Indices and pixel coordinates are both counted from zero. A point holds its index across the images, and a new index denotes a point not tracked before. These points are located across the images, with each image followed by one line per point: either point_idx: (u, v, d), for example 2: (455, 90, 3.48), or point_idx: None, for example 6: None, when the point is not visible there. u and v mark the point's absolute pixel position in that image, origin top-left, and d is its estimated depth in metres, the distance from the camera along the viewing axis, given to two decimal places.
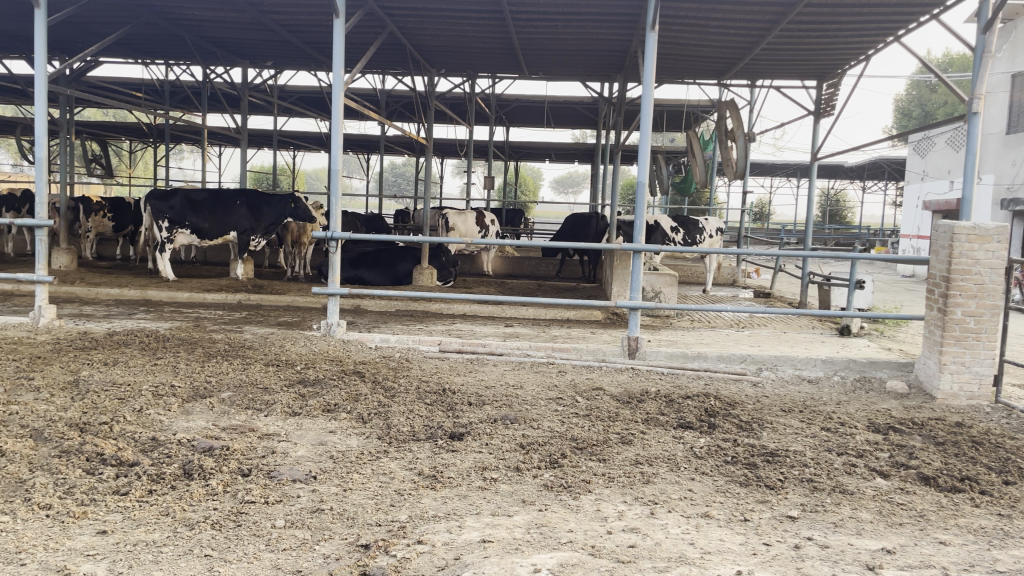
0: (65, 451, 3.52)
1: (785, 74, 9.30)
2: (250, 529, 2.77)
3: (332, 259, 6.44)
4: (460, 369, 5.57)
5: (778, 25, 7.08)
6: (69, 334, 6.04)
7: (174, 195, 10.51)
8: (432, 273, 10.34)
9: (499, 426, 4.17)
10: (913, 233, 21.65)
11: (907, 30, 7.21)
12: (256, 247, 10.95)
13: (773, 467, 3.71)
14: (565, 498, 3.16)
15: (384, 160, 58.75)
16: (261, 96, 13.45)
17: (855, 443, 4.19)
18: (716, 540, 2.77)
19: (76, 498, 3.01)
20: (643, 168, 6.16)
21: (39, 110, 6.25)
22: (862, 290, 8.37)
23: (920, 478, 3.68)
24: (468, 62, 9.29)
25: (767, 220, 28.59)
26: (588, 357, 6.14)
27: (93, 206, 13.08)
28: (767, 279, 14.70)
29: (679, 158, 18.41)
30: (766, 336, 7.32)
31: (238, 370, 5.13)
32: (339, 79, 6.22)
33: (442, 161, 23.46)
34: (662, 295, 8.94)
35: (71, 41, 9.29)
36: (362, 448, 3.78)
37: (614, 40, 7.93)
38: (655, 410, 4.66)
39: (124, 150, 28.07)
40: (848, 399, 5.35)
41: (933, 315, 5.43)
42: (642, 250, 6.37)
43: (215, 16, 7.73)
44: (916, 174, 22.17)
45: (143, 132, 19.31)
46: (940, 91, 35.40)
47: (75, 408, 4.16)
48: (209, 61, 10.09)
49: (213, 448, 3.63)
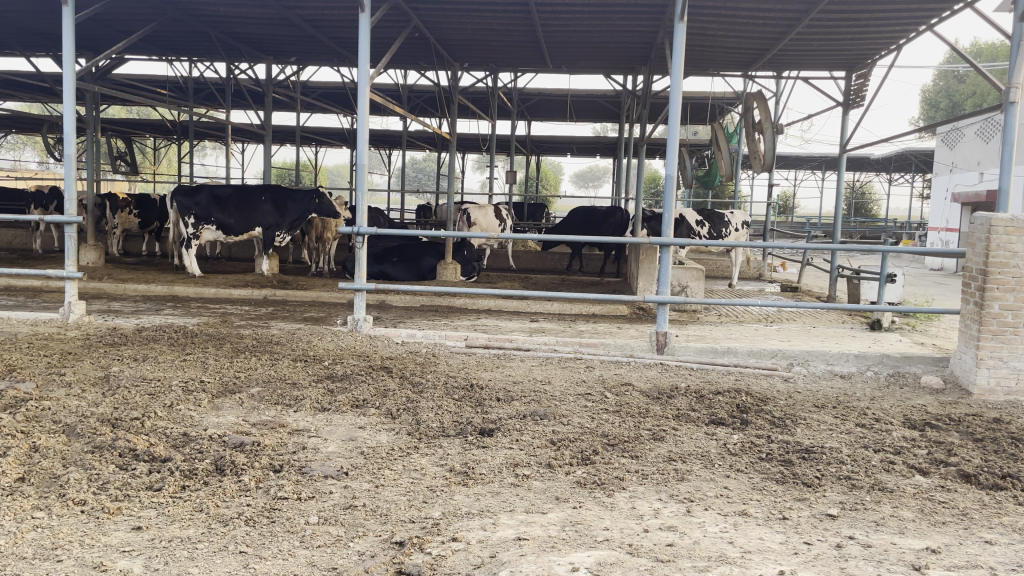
0: (98, 447, 3.53)
1: (813, 65, 9.16)
2: (283, 526, 2.76)
3: (358, 255, 6.44)
4: (487, 364, 5.54)
5: (807, 15, 6.98)
6: (99, 330, 6.08)
7: (200, 191, 10.57)
8: (456, 268, 10.33)
9: (529, 422, 4.14)
10: (942, 226, 21.33)
11: (940, 19, 7.06)
12: (280, 242, 10.99)
13: (809, 464, 3.65)
14: (600, 495, 3.12)
15: (405, 155, 58.86)
16: (284, 93, 13.50)
17: (892, 440, 4.11)
18: (755, 539, 2.72)
19: (110, 495, 3.01)
20: (671, 161, 6.08)
21: (67, 107, 6.29)
22: (893, 284, 8.24)
23: (960, 476, 3.59)
24: (492, 55, 9.24)
25: (792, 213, 28.28)
26: (616, 352, 6.08)
27: (119, 203, 13.20)
28: (793, 273, 14.54)
29: (702, 152, 18.24)
30: (795, 330, 7.24)
31: (267, 366, 5.13)
32: (365, 74, 6.20)
33: (464, 156, 23.43)
34: (689, 289, 8.87)
35: (97, 39, 9.35)
36: (393, 443, 3.76)
37: (640, 32, 7.86)
38: (686, 406, 4.61)
39: (149, 147, 28.31)
40: (882, 394, 5.26)
41: (969, 309, 5.32)
42: (670, 245, 6.29)
43: (240, 12, 7.75)
44: (945, 166, 21.82)
45: (167, 129, 19.47)
46: (969, 82, 34.79)
47: (106, 404, 4.17)
48: (234, 58, 10.12)
49: (244, 444, 3.63)
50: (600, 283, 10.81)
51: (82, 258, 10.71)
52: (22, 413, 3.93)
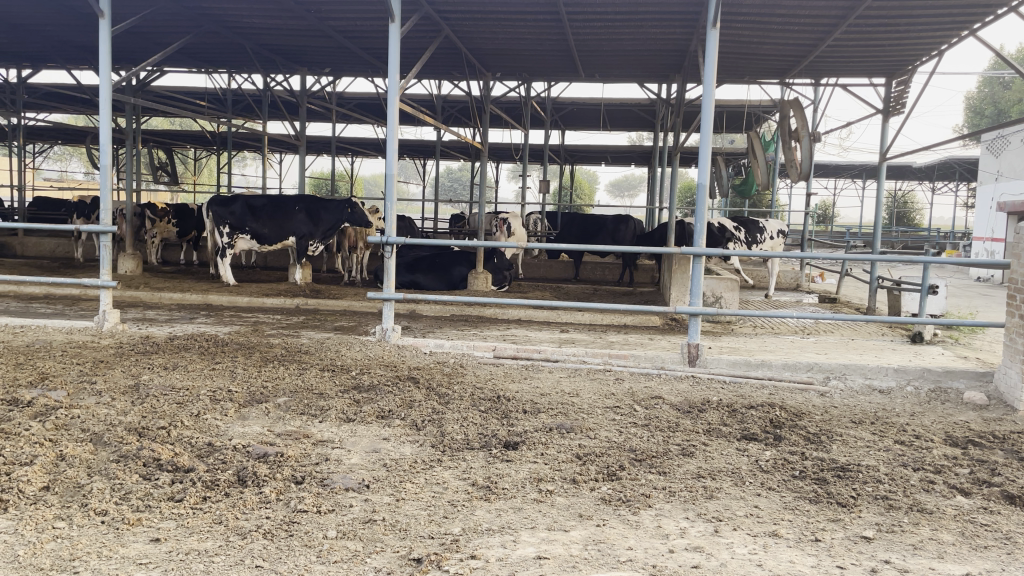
0: (123, 456, 3.54)
1: (852, 71, 8.97)
2: (301, 540, 2.72)
3: (387, 264, 6.42)
4: (514, 375, 5.49)
5: (845, 21, 6.83)
6: (132, 338, 6.15)
7: (235, 201, 10.70)
8: (488, 277, 10.30)
9: (555, 435, 4.07)
10: (988, 235, 20.79)
11: (984, 24, 6.87)
12: (314, 252, 11.07)
13: (844, 482, 3.52)
14: (624, 513, 3.04)
15: (440, 165, 59.25)
16: (320, 104, 13.61)
17: (932, 458, 3.97)
18: (785, 562, 2.62)
19: (132, 505, 3.00)
20: (704, 170, 5.96)
21: (103, 119, 6.39)
22: (935, 296, 8.00)
23: (1004, 497, 3.44)
24: (524, 64, 9.22)
25: (831, 222, 27.85)
26: (646, 364, 5.97)
27: (159, 213, 13.46)
28: (833, 284, 14.26)
29: (739, 160, 18.02)
30: (832, 343, 7.06)
31: (294, 375, 5.13)
32: (395, 84, 6.18)
33: (497, 166, 23.45)
34: (723, 300, 8.72)
35: (136, 51, 9.51)
36: (416, 456, 3.72)
37: (673, 40, 7.77)
38: (717, 420, 4.50)
39: (190, 157, 28.79)
40: (923, 410, 5.09)
41: (1014, 322, 5.13)
42: (703, 255, 6.17)
43: (274, 24, 7.82)
44: (990, 174, 21.28)
45: (206, 140, 19.78)
46: (1015, 87, 33.96)
47: (135, 412, 4.20)
48: (269, 69, 10.24)
49: (268, 454, 3.62)
50: (633, 294, 10.69)
51: (120, 267, 10.89)
52: (52, 422, 3.96)
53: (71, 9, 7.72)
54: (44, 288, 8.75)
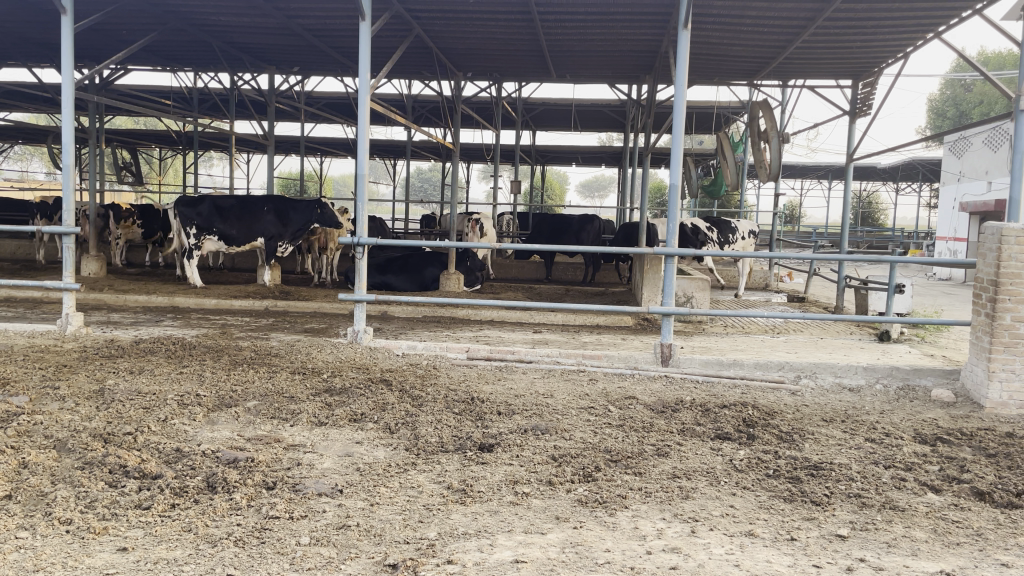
0: (87, 463, 3.45)
1: (819, 73, 9.07)
2: (273, 547, 2.67)
3: (358, 266, 6.35)
4: (488, 376, 5.46)
5: (813, 23, 6.90)
6: (96, 342, 6.01)
7: (202, 201, 10.53)
8: (460, 278, 10.26)
9: (530, 437, 4.04)
10: (951, 235, 21.18)
11: (948, 26, 6.97)
12: (283, 253, 10.94)
13: (818, 481, 3.54)
14: (601, 515, 3.02)
15: (410, 166, 59.00)
16: (289, 103, 13.45)
17: (902, 455, 4.01)
18: (763, 561, 2.62)
19: (98, 513, 2.92)
20: (675, 171, 5.97)
21: (66, 117, 6.23)
22: (902, 295, 8.11)
23: (974, 493, 3.48)
24: (495, 65, 9.20)
25: (798, 222, 28.13)
26: (620, 364, 5.97)
27: (124, 214, 13.15)
28: (801, 283, 14.43)
29: (708, 161, 18.16)
30: (803, 342, 7.13)
31: (264, 379, 5.05)
32: (366, 83, 6.11)
33: (468, 166, 23.37)
34: (695, 300, 8.76)
35: (99, 48, 9.32)
36: (390, 459, 3.67)
37: (644, 41, 7.79)
38: (691, 420, 4.51)
39: (155, 158, 28.31)
40: (892, 408, 5.14)
41: (980, 320, 5.21)
42: (674, 255, 6.18)
43: (242, 21, 7.70)
44: (953, 175, 21.67)
45: (172, 139, 19.45)
46: (976, 89, 34.60)
47: (99, 418, 4.10)
48: (236, 67, 10.09)
49: (238, 460, 3.55)
50: (605, 294, 10.70)
51: (84, 269, 10.67)
52: (13, 428, 3.85)
53: (32, 5, 7.54)
54: (5, 292, 8.53)
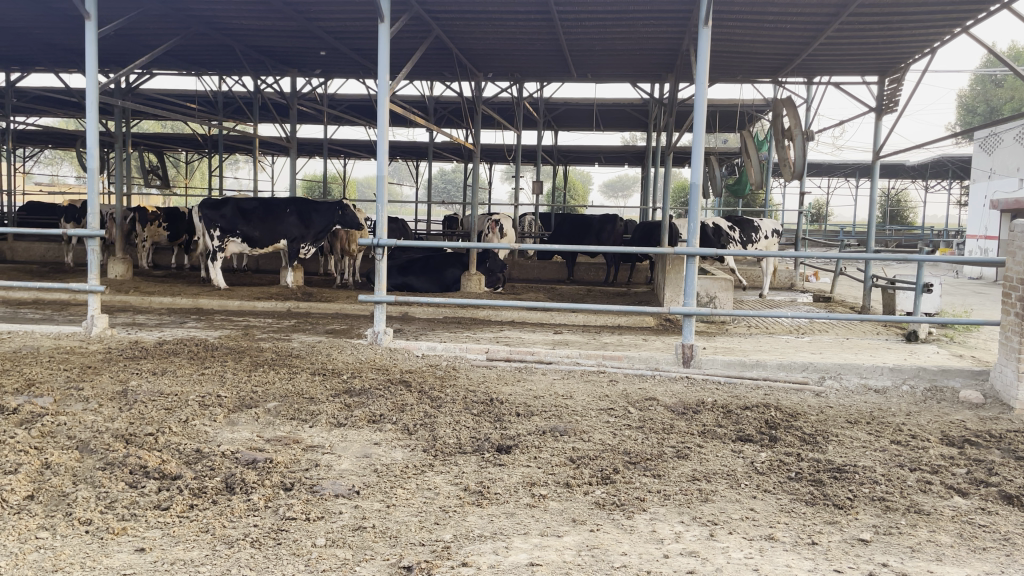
0: (109, 464, 3.49)
1: (844, 69, 8.95)
2: (289, 548, 2.67)
3: (378, 267, 6.36)
4: (507, 377, 5.44)
5: (837, 18, 6.81)
6: (121, 343, 6.08)
7: (226, 204, 10.63)
8: (481, 279, 10.26)
9: (548, 438, 4.02)
10: (981, 233, 20.82)
11: (976, 20, 6.84)
12: (306, 254, 11.00)
13: (841, 484, 3.48)
14: (618, 518, 3.00)
15: (434, 167, 59.22)
16: (311, 105, 13.53)
17: (928, 458, 3.93)
18: (782, 566, 2.58)
19: (117, 514, 2.95)
20: (696, 169, 5.90)
21: (90, 122, 6.30)
22: (929, 294, 7.97)
23: (1002, 497, 3.40)
24: (515, 65, 9.19)
25: (825, 221, 27.79)
26: (640, 365, 5.93)
27: (150, 216, 13.30)
28: (827, 283, 14.25)
29: (732, 160, 18.00)
30: (827, 342, 7.03)
31: (285, 380, 5.07)
32: (384, 85, 6.11)
33: (490, 166, 23.37)
34: (718, 300, 8.69)
35: (124, 53, 9.43)
36: (407, 461, 3.67)
37: (665, 39, 7.73)
38: (712, 421, 4.46)
39: (182, 161, 28.63)
40: (919, 409, 5.05)
41: (1010, 320, 5.11)
42: (696, 254, 6.11)
43: (263, 25, 7.75)
44: (983, 172, 21.31)
45: (197, 143, 19.64)
46: (1008, 84, 33.97)
47: (122, 419, 4.14)
48: (259, 70, 10.17)
49: (257, 461, 3.56)
50: (627, 294, 10.66)
51: (111, 271, 10.81)
52: (37, 429, 3.90)
53: (58, 11, 7.65)
54: (33, 294, 8.66)
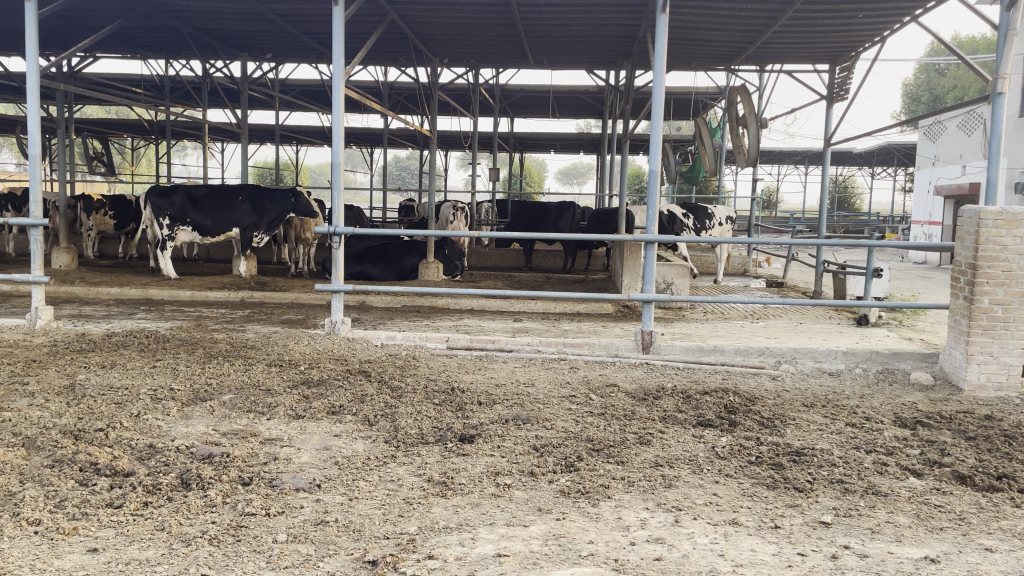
0: (57, 461, 3.36)
1: (797, 58, 9.05)
2: (249, 545, 2.60)
3: (335, 255, 6.24)
4: (468, 366, 5.40)
5: (790, 7, 6.87)
6: (67, 336, 5.88)
7: (175, 191, 10.37)
8: (439, 267, 10.20)
9: (511, 427, 4.00)
10: (926, 219, 21.39)
11: (925, 10, 6.96)
12: (259, 243, 10.79)
13: (800, 467, 3.53)
14: (584, 505, 2.99)
15: (387, 154, 58.67)
16: (263, 91, 13.26)
17: (883, 439, 4.01)
18: (747, 551, 2.60)
19: (67, 514, 2.84)
20: (655, 157, 5.91)
21: (31, 106, 6.06)
22: (879, 279, 8.14)
23: (955, 477, 3.49)
24: (471, 51, 9.10)
25: (777, 207, 28.26)
26: (601, 352, 5.95)
27: (95, 204, 13.01)
28: (779, 268, 14.49)
29: (687, 147, 18.14)
30: (782, 327, 7.13)
31: (240, 372, 4.96)
32: (339, 70, 5.98)
33: (445, 153, 23.17)
34: (674, 286, 8.77)
35: (66, 35, 9.10)
36: (369, 452, 3.61)
37: (623, 26, 7.73)
38: (672, 407, 4.48)
39: (127, 146, 27.81)
40: (872, 392, 5.15)
41: (959, 303, 5.23)
42: (655, 241, 6.13)
43: (212, 7, 7.54)
44: (928, 159, 21.80)
45: (143, 128, 19.10)
46: (950, 74, 34.87)
47: (70, 414, 4.00)
48: (208, 54, 9.91)
49: (213, 455, 3.47)
50: (585, 281, 10.69)
51: (55, 261, 10.47)
52: None
53: None
54: None
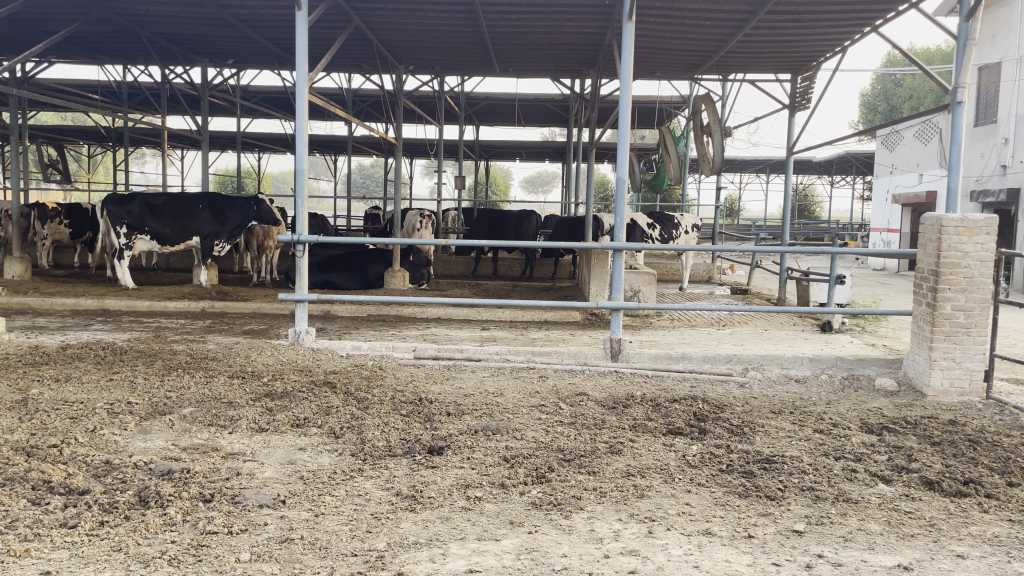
0: (8, 479, 3.22)
1: (761, 66, 9.13)
2: (211, 565, 2.50)
3: (298, 264, 6.11)
4: (436, 376, 5.32)
5: (754, 16, 6.92)
6: (19, 349, 5.68)
7: (132, 199, 10.13)
8: (405, 275, 10.13)
9: (481, 438, 3.94)
10: (884, 226, 21.80)
11: (885, 20, 7.06)
12: (220, 252, 10.61)
13: (770, 475, 3.52)
14: (556, 518, 2.94)
15: (352, 162, 58.31)
16: (224, 97, 13.03)
17: (851, 446, 4.02)
18: (722, 561, 2.57)
19: (18, 535, 2.71)
20: (622, 165, 5.89)
21: None
22: (842, 286, 8.24)
23: (923, 482, 3.50)
24: (436, 57, 9.04)
25: (739, 215, 28.64)
26: (569, 360, 5.92)
27: (49, 213, 12.63)
28: (743, 276, 14.65)
29: (650, 155, 18.23)
30: (747, 334, 7.17)
31: (201, 384, 4.82)
32: (302, 76, 5.87)
33: (410, 161, 23.02)
34: (641, 294, 8.79)
35: (18, 39, 8.85)
36: (335, 466, 3.52)
37: (588, 33, 7.72)
38: (642, 415, 4.46)
39: (83, 153, 27.16)
40: (838, 398, 5.18)
41: (921, 310, 5.30)
42: (622, 249, 6.10)
43: (171, 11, 7.38)
44: (885, 168, 22.20)
45: (100, 135, 18.66)
46: (907, 84, 35.68)
47: (22, 430, 3.85)
48: (167, 59, 9.71)
49: (173, 472, 3.36)
50: (551, 289, 10.69)
51: (7, 271, 10.16)
52: None
53: None
54: None
